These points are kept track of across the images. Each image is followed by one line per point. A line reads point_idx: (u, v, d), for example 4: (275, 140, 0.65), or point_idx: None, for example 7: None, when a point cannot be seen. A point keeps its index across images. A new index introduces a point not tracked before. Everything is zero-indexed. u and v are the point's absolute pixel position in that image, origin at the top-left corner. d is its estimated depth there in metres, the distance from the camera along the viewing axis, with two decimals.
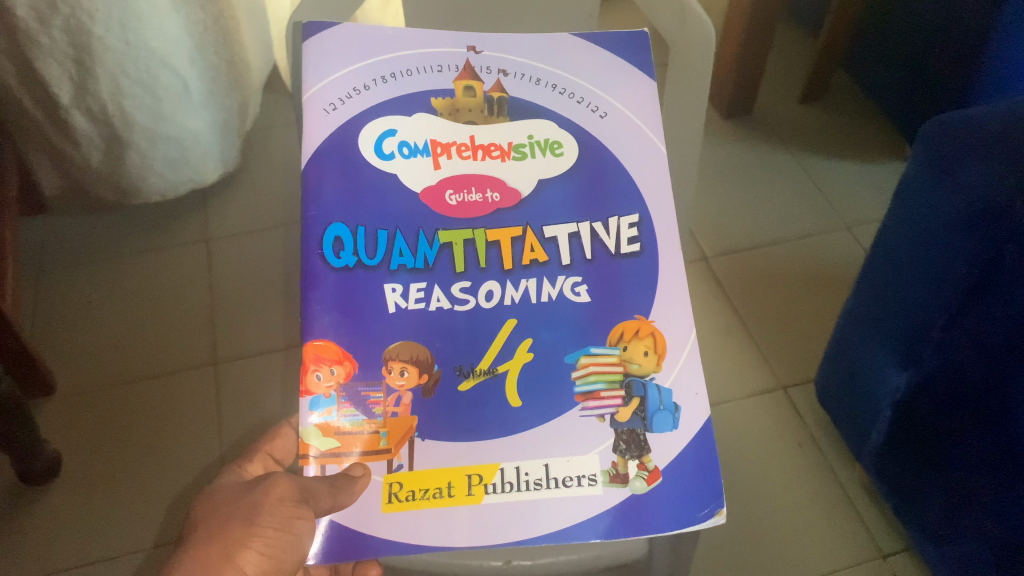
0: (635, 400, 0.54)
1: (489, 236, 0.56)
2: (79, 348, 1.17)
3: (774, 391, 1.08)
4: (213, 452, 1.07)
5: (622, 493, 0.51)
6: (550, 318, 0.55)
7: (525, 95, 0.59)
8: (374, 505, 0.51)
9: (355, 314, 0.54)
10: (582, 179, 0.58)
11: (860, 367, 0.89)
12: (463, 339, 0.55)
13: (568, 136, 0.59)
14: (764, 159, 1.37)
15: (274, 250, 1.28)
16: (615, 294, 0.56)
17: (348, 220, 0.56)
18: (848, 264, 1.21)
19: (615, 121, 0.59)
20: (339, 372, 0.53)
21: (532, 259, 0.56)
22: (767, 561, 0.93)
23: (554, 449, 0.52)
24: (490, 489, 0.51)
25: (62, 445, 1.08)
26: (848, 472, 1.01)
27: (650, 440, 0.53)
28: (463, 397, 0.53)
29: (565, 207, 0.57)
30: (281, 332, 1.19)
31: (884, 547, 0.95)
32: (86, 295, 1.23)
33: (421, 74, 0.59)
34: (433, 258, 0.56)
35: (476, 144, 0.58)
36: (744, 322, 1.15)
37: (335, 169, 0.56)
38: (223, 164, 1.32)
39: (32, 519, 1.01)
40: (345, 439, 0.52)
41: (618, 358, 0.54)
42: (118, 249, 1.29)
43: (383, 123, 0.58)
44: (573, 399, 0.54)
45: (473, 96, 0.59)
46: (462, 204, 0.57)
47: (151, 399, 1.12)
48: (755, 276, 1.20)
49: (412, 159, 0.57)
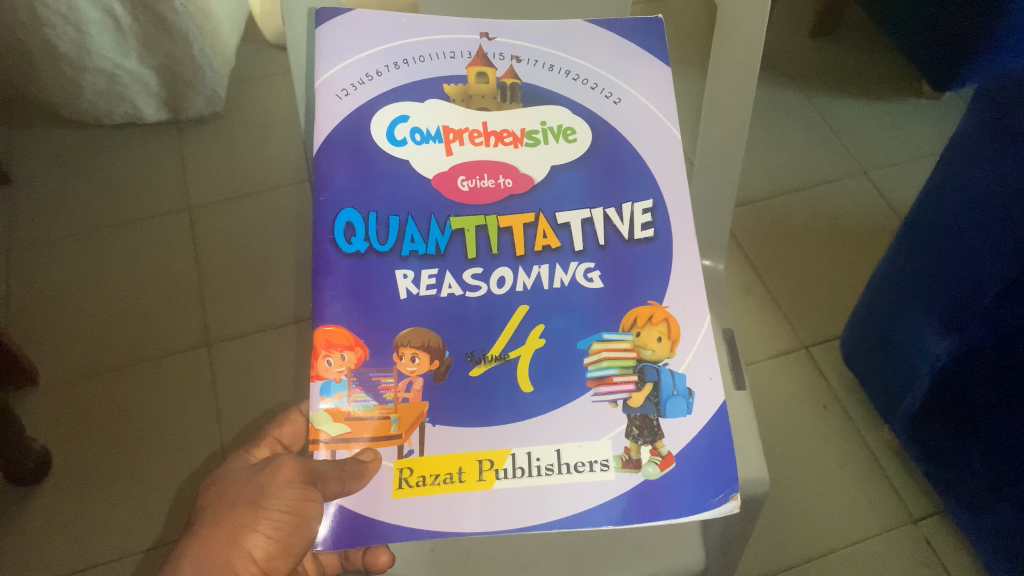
0: (649, 385, 0.47)
1: (501, 220, 0.50)
2: (62, 335, 1.08)
3: (796, 350, 1.03)
4: (213, 442, 1.00)
5: (634, 479, 0.44)
6: (565, 303, 0.49)
7: (540, 82, 0.53)
8: (384, 490, 0.44)
9: (360, 301, 0.48)
10: (598, 165, 0.52)
11: (895, 331, 0.84)
12: (476, 326, 0.48)
13: (583, 122, 0.53)
14: (776, 101, 1.29)
15: (264, 218, 1.19)
16: (631, 282, 0.49)
17: (360, 206, 0.50)
18: (864, 213, 1.15)
19: (632, 108, 0.53)
20: (349, 358, 0.46)
21: (544, 246, 0.50)
22: (792, 531, 0.90)
23: (571, 432, 0.46)
24: (502, 474, 0.44)
25: (51, 442, 1.00)
26: (875, 434, 0.96)
27: (664, 425, 0.46)
28: (472, 387, 0.47)
29: (576, 189, 0.51)
30: (278, 308, 1.11)
31: (914, 511, 0.90)
32: (64, 270, 1.14)
33: (434, 60, 0.53)
34: (442, 245, 0.50)
35: (489, 130, 0.52)
36: (762, 279, 1.10)
37: (348, 155, 0.50)
38: (166, 109, 1.27)
39: (22, 524, 0.94)
40: (356, 425, 0.45)
41: (631, 343, 0.48)
42: (91, 221, 1.19)
43: (394, 109, 0.52)
44: (585, 382, 0.47)
45: (486, 82, 0.53)
46: (472, 188, 0.51)
47: (145, 387, 1.04)
48: (772, 229, 1.14)
49: (424, 146, 0.51)
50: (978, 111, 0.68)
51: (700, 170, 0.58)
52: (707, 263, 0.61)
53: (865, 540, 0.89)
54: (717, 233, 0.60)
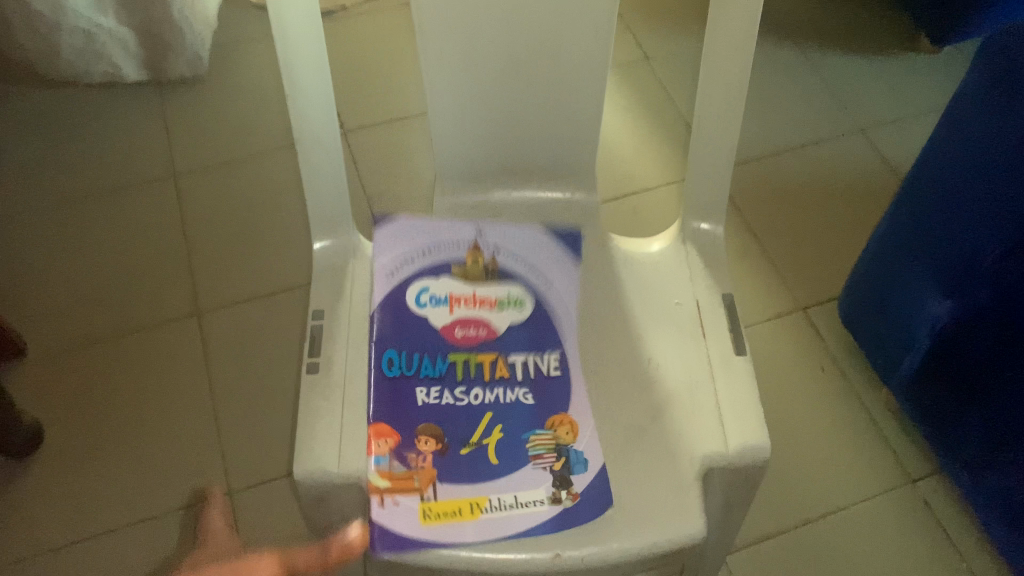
0: (563, 457, 0.51)
1: (478, 356, 0.55)
2: (46, 304, 1.05)
3: (793, 312, 1.02)
4: (205, 408, 0.96)
5: (551, 511, 0.49)
6: (512, 415, 0.53)
7: (518, 274, 0.58)
8: (413, 520, 0.48)
9: (391, 409, 0.52)
10: (534, 322, 0.57)
11: (894, 293, 0.83)
12: (459, 418, 0.52)
13: (530, 295, 0.57)
14: (772, 58, 1.27)
15: (251, 183, 1.17)
16: (558, 400, 0.54)
17: (400, 344, 0.55)
18: (862, 173, 1.14)
19: (557, 296, 0.58)
20: (384, 444, 0.51)
21: (492, 376, 0.54)
22: (793, 494, 0.89)
23: (523, 481, 0.50)
24: (488, 507, 0.49)
25: (42, 415, 0.96)
26: (873, 395, 0.96)
27: (573, 476, 0.50)
28: (462, 465, 0.50)
29: (516, 344, 0.56)
30: (266, 273, 1.08)
31: (912, 472, 0.90)
32: (48, 238, 1.11)
33: (442, 250, 0.59)
34: (443, 368, 0.54)
35: (477, 296, 0.57)
36: (759, 241, 1.08)
37: (388, 310, 0.56)
38: (147, 70, 1.24)
39: (11, 499, 0.90)
40: (397, 481, 0.49)
41: (549, 436, 0.52)
42: (73, 190, 1.15)
43: (416, 280, 0.57)
44: (525, 456, 0.51)
45: (478, 266, 0.58)
46: (463, 335, 0.56)
47: (135, 357, 1.00)
48: (770, 189, 1.13)
49: (435, 308, 0.56)
50: (991, 68, 0.66)
51: (699, 133, 0.57)
52: (706, 227, 0.60)
53: (864, 501, 0.88)
54: (720, 193, 0.59)
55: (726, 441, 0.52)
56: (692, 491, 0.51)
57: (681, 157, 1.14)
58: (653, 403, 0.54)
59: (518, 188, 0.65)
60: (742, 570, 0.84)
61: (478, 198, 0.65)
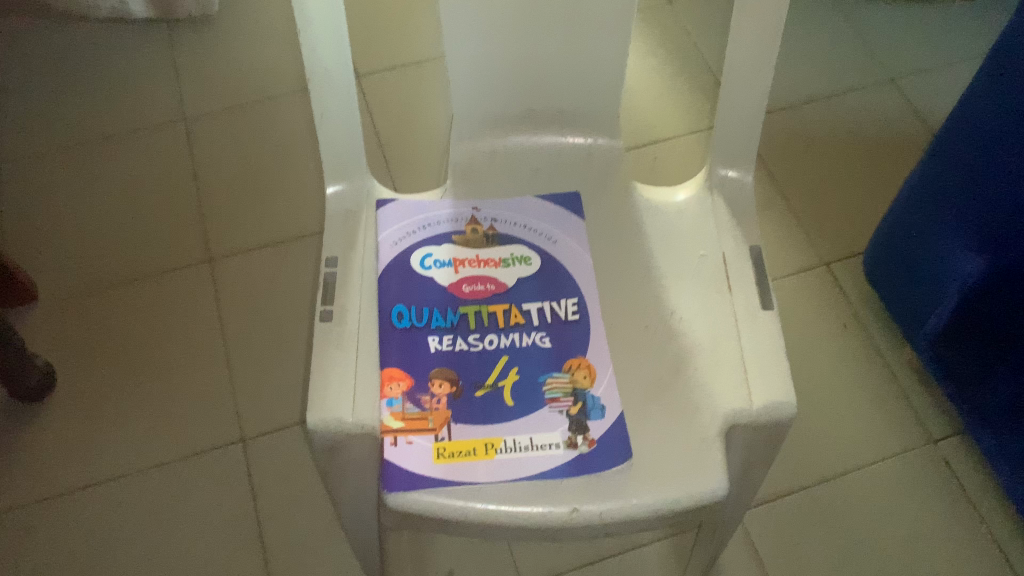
0: (580, 403, 0.49)
1: (489, 306, 0.53)
2: (56, 249, 1.03)
3: (816, 268, 1.00)
4: (217, 355, 0.95)
5: (567, 455, 0.48)
6: (534, 358, 0.51)
7: (517, 237, 0.56)
8: (425, 460, 0.47)
9: (405, 355, 0.51)
10: (548, 274, 0.55)
11: (922, 249, 0.81)
12: (474, 363, 0.51)
13: (536, 253, 0.56)
14: (802, 4, 1.22)
15: (263, 127, 1.14)
16: (579, 344, 0.52)
17: (407, 298, 0.53)
18: (892, 124, 1.10)
19: (568, 248, 0.56)
20: (397, 388, 0.50)
21: (510, 320, 0.53)
22: (812, 452, 0.87)
23: (539, 425, 0.49)
24: (502, 448, 0.48)
25: (53, 358, 0.94)
26: (895, 353, 0.94)
27: (589, 424, 0.49)
28: (477, 406, 0.49)
29: (529, 290, 0.54)
30: (279, 220, 1.06)
31: (933, 432, 0.88)
32: (56, 182, 1.09)
33: (432, 227, 0.57)
34: (455, 318, 0.53)
35: (481, 257, 0.55)
36: (783, 194, 1.05)
37: (392, 273, 0.54)
38: (155, 9, 1.21)
39: (23, 443, 0.88)
40: (410, 422, 0.48)
41: (568, 380, 0.50)
42: (82, 132, 1.13)
43: (417, 247, 0.55)
44: (541, 398, 0.50)
45: (476, 232, 0.56)
46: (470, 290, 0.54)
47: (147, 303, 0.99)
48: (795, 142, 1.09)
49: (439, 270, 0.55)
50: None
51: (730, 77, 0.54)
52: (734, 174, 0.58)
53: (884, 461, 0.87)
54: (749, 141, 0.57)
55: (750, 398, 0.50)
56: (715, 448, 0.49)
57: (704, 108, 1.10)
58: (674, 357, 0.52)
59: (537, 133, 0.63)
60: (762, 528, 0.83)
61: (495, 144, 0.62)
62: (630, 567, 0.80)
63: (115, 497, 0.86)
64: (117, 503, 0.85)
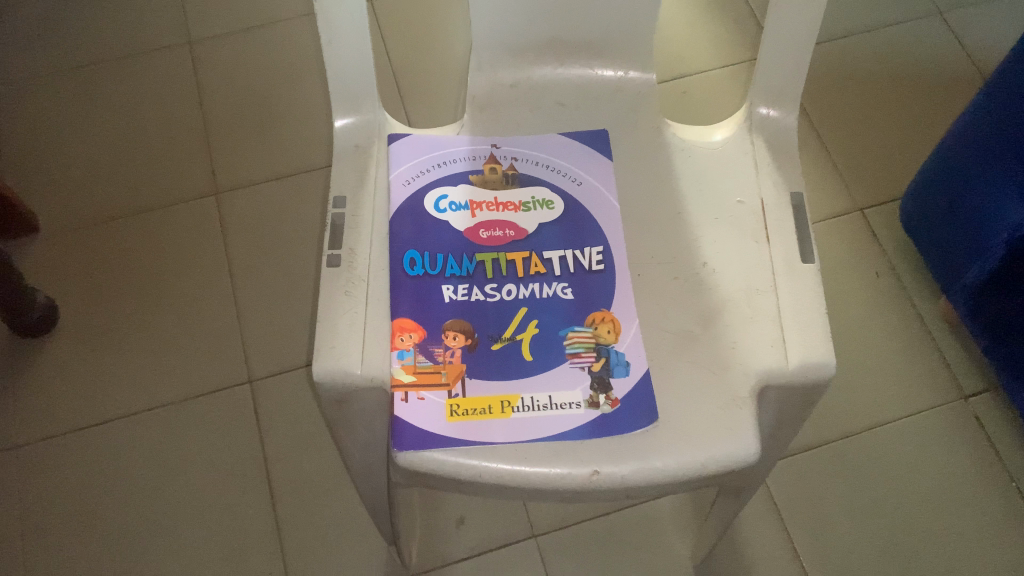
0: (603, 359, 0.46)
1: (508, 253, 0.50)
2: (57, 179, 0.99)
3: (850, 213, 0.95)
4: (225, 293, 0.92)
5: (588, 415, 0.45)
6: (554, 311, 0.48)
7: (539, 179, 0.52)
8: (437, 417, 0.44)
9: (418, 303, 0.48)
10: (572, 220, 0.51)
11: (967, 194, 0.77)
12: (491, 314, 0.48)
13: (559, 196, 0.52)
14: None
15: (272, 53, 1.09)
16: (603, 297, 0.48)
17: (420, 243, 0.50)
18: (936, 60, 1.04)
19: (594, 190, 0.52)
20: (409, 339, 0.47)
21: (530, 270, 0.49)
22: (836, 406, 0.84)
23: (560, 382, 0.46)
24: (520, 406, 0.45)
25: (56, 293, 0.92)
26: (929, 305, 0.90)
27: (613, 382, 0.46)
28: (493, 360, 0.46)
29: (551, 237, 0.50)
30: (288, 152, 1.02)
31: (966, 388, 0.85)
32: (56, 108, 1.04)
33: (448, 165, 0.53)
34: (471, 266, 0.49)
35: (500, 200, 0.52)
36: (818, 133, 1.00)
37: (405, 215, 0.50)
38: None
39: (26, 379, 0.87)
40: (422, 376, 0.45)
41: (591, 335, 0.47)
42: (84, 55, 1.08)
43: (432, 186, 0.51)
44: (562, 354, 0.46)
45: (495, 172, 0.52)
46: (488, 236, 0.50)
47: (152, 237, 0.96)
48: (832, 78, 1.03)
49: (455, 212, 0.51)
50: None
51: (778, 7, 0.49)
52: (775, 114, 0.53)
53: (912, 416, 0.84)
54: (795, 78, 0.52)
55: (786, 357, 0.47)
56: (746, 408, 0.46)
57: (737, 40, 1.04)
58: (705, 309, 0.49)
59: (563, 65, 0.58)
60: (781, 483, 0.81)
61: (517, 76, 0.58)
62: (644, 519, 0.78)
63: (121, 435, 0.84)
64: (124, 441, 0.84)
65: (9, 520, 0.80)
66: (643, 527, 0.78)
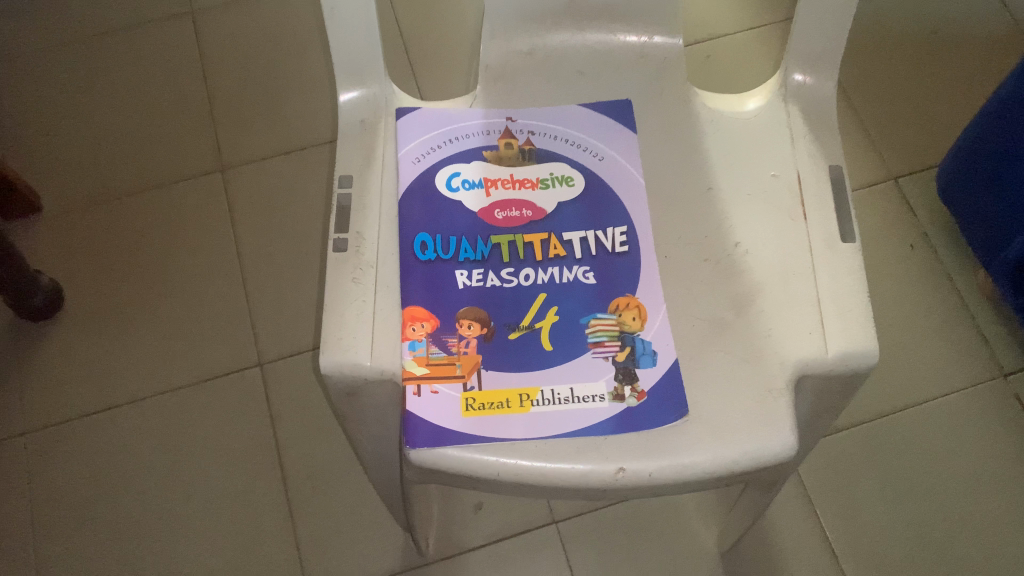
0: (628, 349, 0.43)
1: (525, 235, 0.47)
2: (60, 157, 0.97)
3: (882, 182, 0.91)
4: (233, 272, 0.90)
5: (613, 409, 0.42)
6: (575, 297, 0.45)
7: (558, 154, 0.49)
8: (452, 413, 0.42)
9: (430, 290, 0.45)
10: (593, 198, 0.48)
11: (1012, 161, 0.72)
12: (508, 300, 0.45)
13: (580, 172, 0.48)
14: None
15: (279, 21, 1.05)
16: (628, 281, 0.45)
17: (431, 225, 0.47)
18: (973, 19, 0.99)
19: (617, 166, 0.49)
20: (421, 329, 0.44)
21: (549, 252, 0.46)
22: (868, 385, 0.81)
23: (583, 373, 0.43)
24: (539, 400, 0.42)
25: (61, 275, 0.90)
26: (965, 277, 0.86)
27: (639, 373, 0.43)
28: (511, 350, 0.43)
29: (571, 217, 0.47)
30: (296, 125, 0.99)
31: (1004, 364, 0.82)
32: (58, 84, 1.02)
33: (460, 140, 0.49)
34: (486, 249, 0.46)
35: (516, 178, 0.48)
36: (848, 98, 0.96)
37: (414, 195, 0.47)
38: None
39: (33, 364, 0.85)
40: (435, 369, 0.43)
41: (615, 323, 0.44)
42: (85, 28, 1.05)
43: (443, 164, 0.48)
44: (584, 343, 0.44)
45: (511, 148, 0.49)
46: (503, 217, 0.47)
47: (158, 215, 0.93)
48: (862, 39, 0.99)
49: (468, 191, 0.48)
50: None
51: None
52: (810, 80, 0.50)
53: (948, 394, 0.81)
54: (833, 41, 0.49)
55: (826, 344, 0.44)
56: (783, 399, 0.43)
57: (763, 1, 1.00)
58: (737, 293, 0.45)
59: (582, 31, 0.54)
60: (810, 465, 0.78)
61: (534, 43, 0.54)
62: (666, 506, 0.76)
63: (130, 419, 0.82)
64: (133, 426, 0.82)
65: (20, 508, 0.79)
66: (665, 514, 0.76)
